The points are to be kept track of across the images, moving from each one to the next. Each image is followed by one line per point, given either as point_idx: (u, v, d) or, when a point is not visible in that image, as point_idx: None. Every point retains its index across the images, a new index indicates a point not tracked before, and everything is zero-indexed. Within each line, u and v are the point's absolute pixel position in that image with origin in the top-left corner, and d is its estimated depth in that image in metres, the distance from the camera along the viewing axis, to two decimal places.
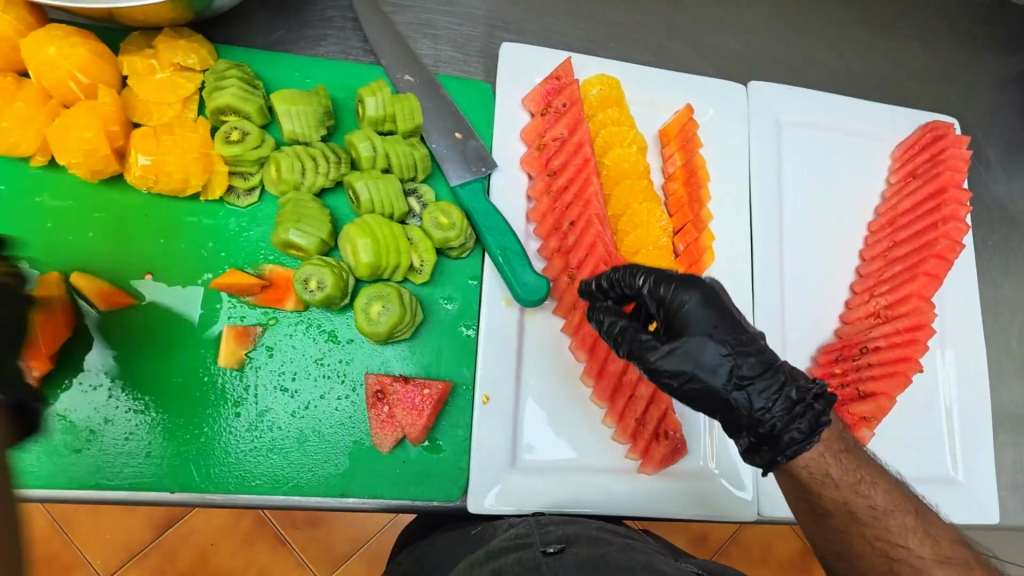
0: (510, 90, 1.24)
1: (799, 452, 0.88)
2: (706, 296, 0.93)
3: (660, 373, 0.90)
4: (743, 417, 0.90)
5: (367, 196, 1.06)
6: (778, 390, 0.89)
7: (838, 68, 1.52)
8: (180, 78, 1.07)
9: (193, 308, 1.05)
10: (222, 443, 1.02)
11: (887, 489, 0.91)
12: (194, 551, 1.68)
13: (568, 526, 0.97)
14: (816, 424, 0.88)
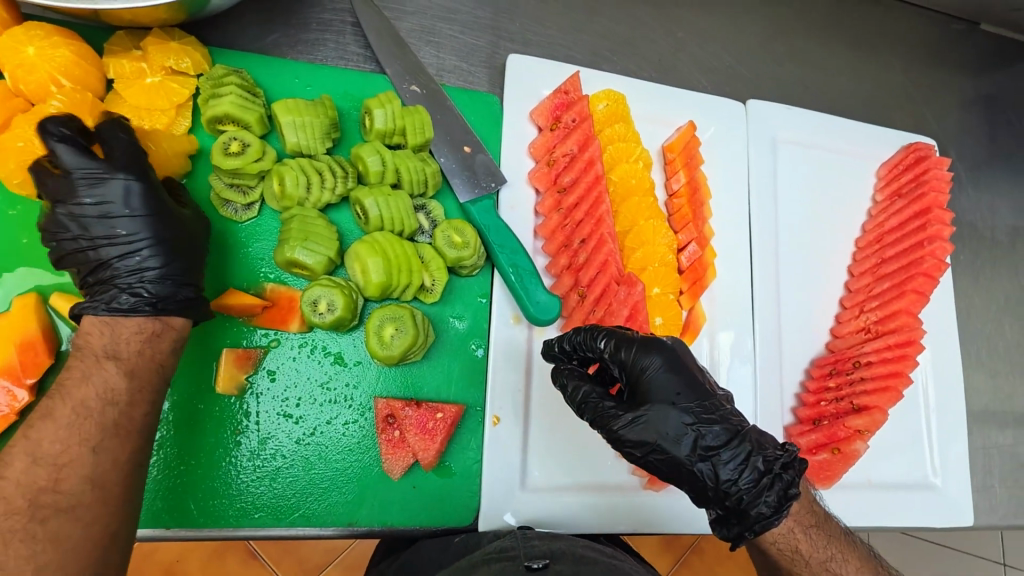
0: (517, 104, 1.22)
1: (766, 526, 0.87)
2: (669, 362, 0.92)
3: (624, 443, 0.89)
4: (709, 488, 0.89)
5: (376, 213, 1.02)
6: (744, 460, 0.88)
7: (826, 88, 1.57)
8: (171, 82, 1.00)
9: (189, 331, 0.99)
10: (220, 476, 0.97)
11: (858, 566, 0.91)
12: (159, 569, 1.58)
13: (555, 543, 0.95)
14: (784, 497, 0.87)
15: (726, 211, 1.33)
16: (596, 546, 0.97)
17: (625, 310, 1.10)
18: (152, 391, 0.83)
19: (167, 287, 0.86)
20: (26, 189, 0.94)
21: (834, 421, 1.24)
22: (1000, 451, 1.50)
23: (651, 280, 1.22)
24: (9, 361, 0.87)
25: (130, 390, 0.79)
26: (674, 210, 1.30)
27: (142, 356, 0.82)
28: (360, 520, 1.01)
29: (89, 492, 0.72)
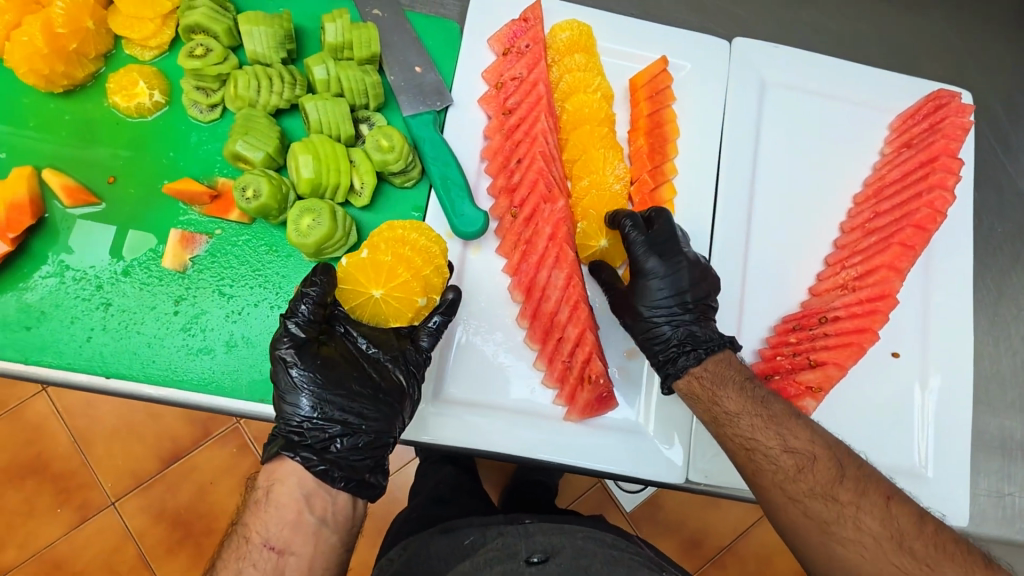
0: (477, 32, 1.24)
1: (673, 386, 1.07)
2: (666, 255, 1.09)
3: (287, 365, 0.96)
4: (368, 388, 0.98)
5: (315, 116, 1.09)
6: (387, 365, 1.01)
7: (845, 34, 1.41)
8: (429, 265, 1.04)
9: (150, 211, 1.12)
10: (156, 340, 1.08)
11: (741, 393, 1.02)
12: (194, 485, 1.95)
13: (557, 535, 1.09)
14: (353, 447, 0.96)
15: (696, 155, 1.26)
16: (595, 535, 1.09)
17: (548, 228, 1.10)
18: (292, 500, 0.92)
19: (322, 407, 0.96)
20: (32, 80, 1.10)
21: (786, 377, 1.13)
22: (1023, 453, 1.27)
23: (592, 211, 1.17)
24: None
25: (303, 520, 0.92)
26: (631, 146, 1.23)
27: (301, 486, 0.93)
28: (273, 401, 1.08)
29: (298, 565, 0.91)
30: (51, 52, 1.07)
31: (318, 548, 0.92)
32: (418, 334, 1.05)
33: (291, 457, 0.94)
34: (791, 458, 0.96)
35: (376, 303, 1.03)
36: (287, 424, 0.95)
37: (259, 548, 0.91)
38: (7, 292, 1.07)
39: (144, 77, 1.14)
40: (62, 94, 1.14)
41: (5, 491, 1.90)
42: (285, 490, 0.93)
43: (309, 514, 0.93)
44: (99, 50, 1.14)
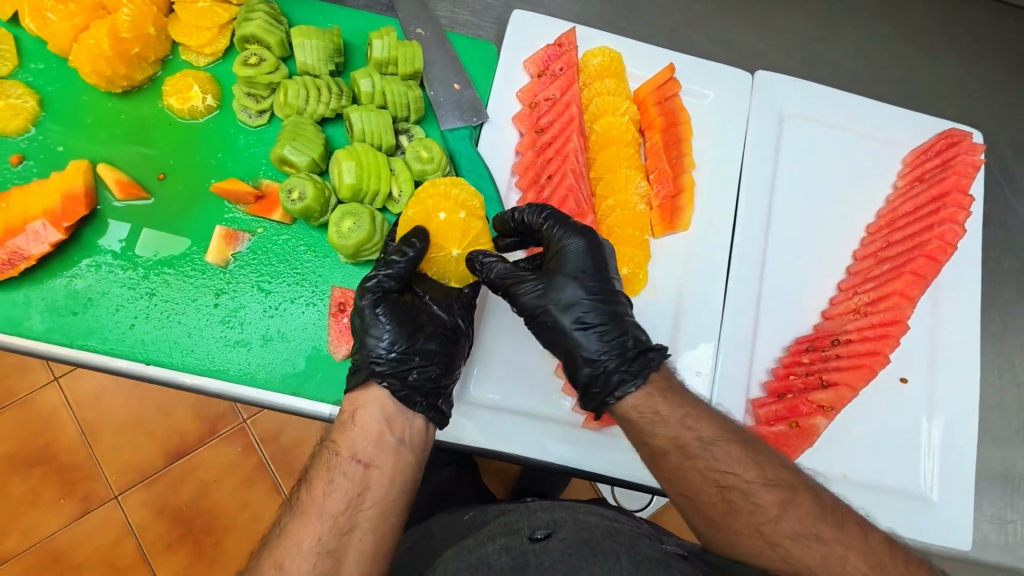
0: (514, 54, 1.31)
1: (613, 389, 0.97)
2: (590, 239, 1.03)
3: (370, 304, 1.00)
4: (440, 326, 1.04)
5: (360, 126, 1.15)
6: (454, 306, 1.07)
7: (861, 73, 1.49)
8: (475, 218, 1.08)
9: (197, 208, 1.17)
10: (195, 330, 1.12)
11: None
12: (196, 485, 1.98)
13: (558, 511, 1.10)
14: (433, 378, 1.01)
15: (715, 179, 1.32)
16: (598, 512, 1.10)
17: None
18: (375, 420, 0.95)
19: (406, 344, 1.00)
20: (94, 80, 1.16)
21: (798, 396, 1.16)
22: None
23: (614, 228, 1.23)
24: (53, 206, 1.10)
25: (383, 442, 0.94)
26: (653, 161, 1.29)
27: (383, 410, 0.97)
28: (304, 395, 1.12)
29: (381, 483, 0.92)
30: (115, 55, 1.13)
31: (400, 466, 0.94)
32: (461, 283, 1.11)
33: (377, 382, 0.98)
34: None
35: (446, 262, 1.09)
36: (371, 358, 0.99)
37: (347, 462, 0.93)
38: (56, 279, 1.12)
39: (199, 82, 1.20)
40: (119, 94, 1.21)
41: (12, 479, 1.93)
42: (370, 413, 0.96)
43: (384, 435, 0.94)
44: (158, 55, 1.21)
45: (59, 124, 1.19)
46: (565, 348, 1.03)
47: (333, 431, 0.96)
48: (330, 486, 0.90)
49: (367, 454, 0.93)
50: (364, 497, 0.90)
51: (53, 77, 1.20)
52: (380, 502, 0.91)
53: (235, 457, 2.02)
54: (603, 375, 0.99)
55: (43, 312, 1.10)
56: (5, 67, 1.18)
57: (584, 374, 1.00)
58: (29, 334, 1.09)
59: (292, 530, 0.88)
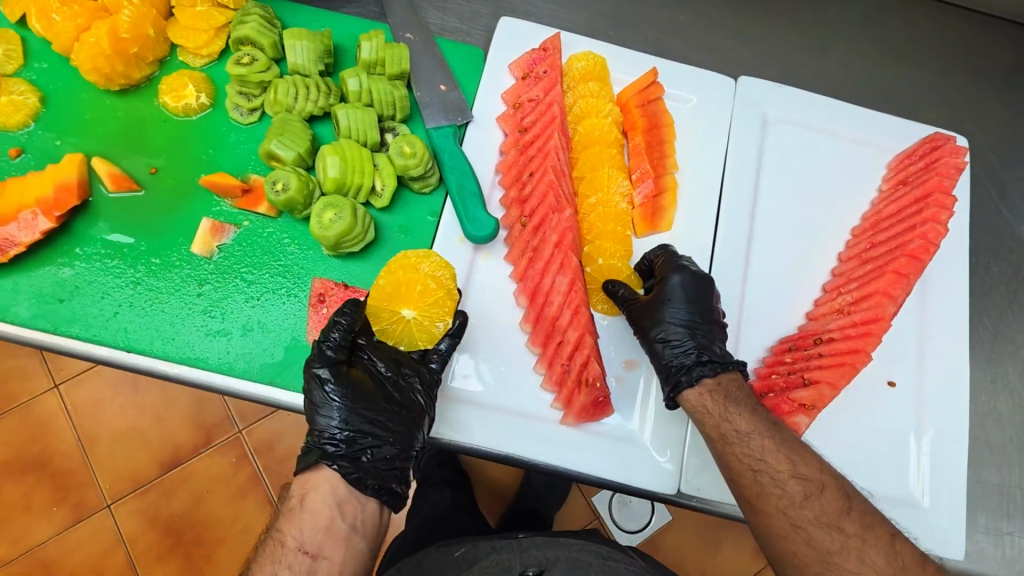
0: (499, 58, 1.35)
1: (682, 388, 1.09)
2: (694, 276, 1.15)
3: (316, 404, 1.01)
4: (392, 404, 1.03)
5: (345, 123, 1.18)
6: (408, 382, 1.06)
7: (845, 81, 1.51)
8: (445, 290, 1.09)
9: (186, 201, 1.20)
10: (178, 319, 1.13)
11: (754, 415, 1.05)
12: (190, 494, 1.97)
13: (552, 548, 1.07)
14: (383, 460, 1.00)
15: (698, 180, 1.33)
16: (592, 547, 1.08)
17: (555, 236, 1.17)
18: (324, 513, 0.96)
19: (353, 429, 1.00)
20: (93, 78, 1.21)
21: (780, 395, 1.16)
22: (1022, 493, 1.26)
23: (595, 227, 1.24)
24: (47, 195, 1.13)
25: (330, 532, 0.96)
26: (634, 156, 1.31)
27: (332, 494, 0.98)
28: (281, 385, 1.12)
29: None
30: (114, 53, 1.18)
31: (349, 554, 0.96)
32: (429, 356, 1.10)
33: (329, 465, 0.99)
34: (739, 435, 1.03)
35: (405, 324, 1.10)
36: (320, 440, 1.00)
37: (294, 552, 0.95)
38: (46, 267, 1.14)
39: (194, 81, 1.25)
40: (117, 92, 1.25)
41: (5, 485, 1.94)
42: (315, 500, 0.97)
43: (338, 525, 0.96)
44: (156, 55, 1.25)
45: (58, 120, 1.23)
46: (653, 347, 1.14)
47: (275, 524, 0.98)
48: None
49: (316, 544, 0.95)
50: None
51: (56, 76, 1.25)
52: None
53: (227, 469, 2.02)
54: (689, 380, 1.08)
55: (30, 299, 1.12)
56: (10, 66, 1.23)
57: (668, 366, 1.12)
58: (15, 321, 1.11)
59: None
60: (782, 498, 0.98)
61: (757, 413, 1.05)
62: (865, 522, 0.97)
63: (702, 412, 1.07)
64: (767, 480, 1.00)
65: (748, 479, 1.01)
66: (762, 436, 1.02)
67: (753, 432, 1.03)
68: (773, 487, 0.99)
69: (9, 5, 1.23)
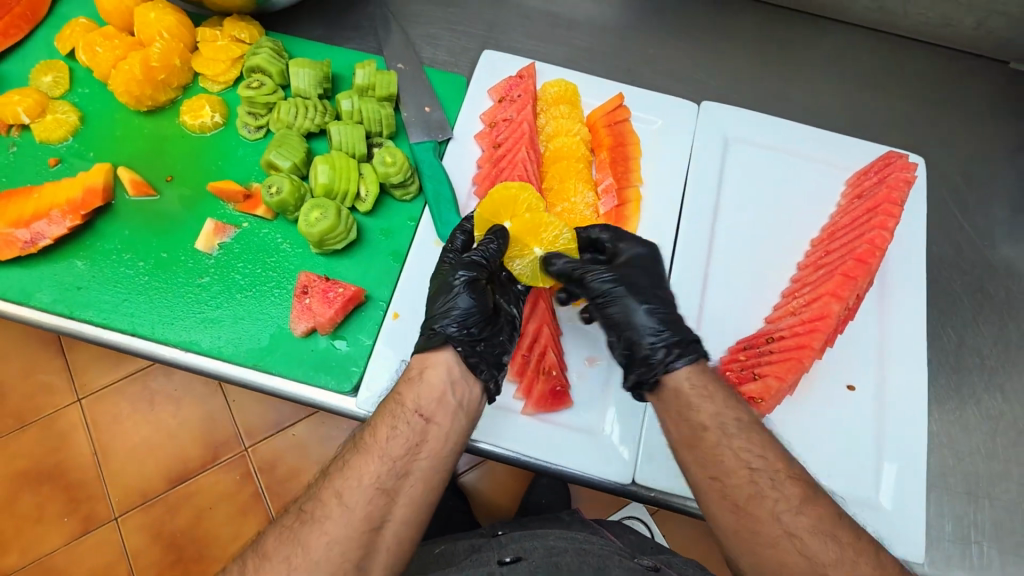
0: (480, 84, 1.50)
1: (657, 371, 1.07)
2: (649, 248, 1.21)
3: (453, 291, 1.13)
4: (502, 310, 1.18)
5: (337, 137, 1.34)
6: (510, 291, 1.22)
7: (807, 108, 1.61)
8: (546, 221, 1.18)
9: (195, 205, 1.35)
10: (177, 307, 1.26)
11: (750, 414, 1.02)
12: (193, 511, 2.05)
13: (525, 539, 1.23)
14: (497, 355, 1.11)
15: (661, 193, 1.43)
16: (562, 534, 1.23)
17: None
18: (441, 383, 1.03)
19: (474, 320, 1.11)
20: (125, 99, 1.39)
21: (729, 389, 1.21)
22: (992, 502, 1.25)
23: (560, 232, 1.34)
24: (75, 197, 1.30)
25: (443, 401, 1.01)
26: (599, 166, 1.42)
27: (450, 372, 1.05)
28: (264, 367, 1.22)
29: (434, 442, 0.98)
30: (144, 79, 1.37)
31: (454, 427, 1.00)
32: (514, 279, 1.24)
33: (450, 346, 1.08)
34: (738, 427, 0.99)
35: (530, 262, 1.18)
36: (451, 328, 1.09)
37: (410, 414, 0.99)
38: (69, 260, 1.29)
39: (210, 103, 1.41)
40: (146, 112, 1.44)
41: (25, 493, 2.07)
42: (439, 372, 1.04)
43: (447, 398, 1.02)
44: (180, 82, 1.44)
45: (93, 137, 1.41)
46: (626, 332, 1.13)
47: (402, 392, 1.02)
48: (392, 432, 0.97)
49: (433, 409, 1.00)
50: (420, 448, 0.97)
51: (95, 99, 1.44)
52: (434, 456, 0.97)
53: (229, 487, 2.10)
54: (667, 363, 1.07)
55: (52, 288, 1.27)
56: (58, 91, 1.43)
57: (640, 352, 1.10)
58: (38, 306, 1.25)
59: (355, 465, 0.94)
60: (778, 503, 0.91)
61: (753, 414, 1.03)
62: (861, 537, 0.89)
63: (696, 395, 1.03)
64: (765, 481, 0.93)
65: (739, 477, 0.94)
66: (755, 431, 0.99)
67: (745, 422, 1.00)
68: (771, 490, 0.92)
69: (63, 41, 1.44)
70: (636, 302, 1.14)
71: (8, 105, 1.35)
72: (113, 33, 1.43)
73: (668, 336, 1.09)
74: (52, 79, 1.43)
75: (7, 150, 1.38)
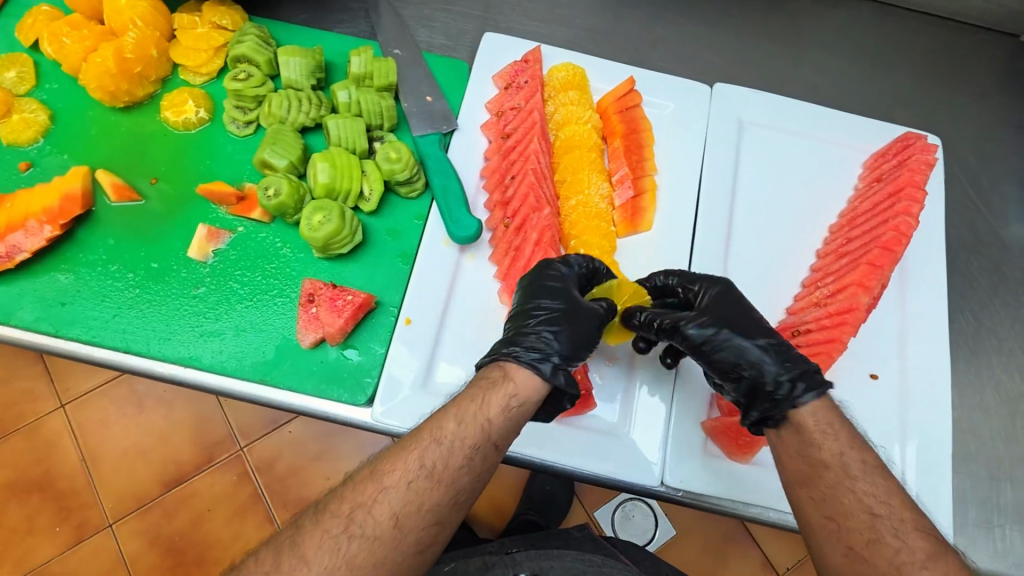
0: (483, 69, 1.42)
1: (794, 402, 0.99)
2: (720, 288, 1.12)
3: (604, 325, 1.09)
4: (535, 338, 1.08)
5: (334, 132, 1.25)
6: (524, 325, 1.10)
7: (820, 86, 1.55)
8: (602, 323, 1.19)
9: (184, 208, 1.26)
10: (170, 320, 1.16)
11: (862, 447, 0.94)
12: (192, 514, 1.99)
13: (544, 560, 1.21)
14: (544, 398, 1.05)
15: (677, 181, 1.37)
16: (583, 557, 1.21)
17: (536, 233, 1.21)
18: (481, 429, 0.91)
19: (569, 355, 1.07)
20: (98, 95, 1.28)
21: None
22: (1010, 483, 1.26)
23: (575, 225, 1.28)
24: (52, 204, 1.19)
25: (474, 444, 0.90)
26: (610, 151, 1.36)
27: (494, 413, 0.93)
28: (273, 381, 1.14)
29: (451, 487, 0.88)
30: (119, 72, 1.26)
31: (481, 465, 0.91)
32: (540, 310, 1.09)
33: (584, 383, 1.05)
34: (863, 471, 0.92)
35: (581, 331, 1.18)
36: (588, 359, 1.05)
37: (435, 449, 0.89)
38: (49, 273, 1.20)
39: (193, 97, 1.31)
40: (122, 109, 1.32)
41: (11, 505, 1.97)
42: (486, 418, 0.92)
43: (487, 435, 0.92)
44: (158, 74, 1.33)
45: (66, 136, 1.30)
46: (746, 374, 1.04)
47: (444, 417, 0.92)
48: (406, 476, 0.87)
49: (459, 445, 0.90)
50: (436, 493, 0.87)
51: (65, 96, 1.32)
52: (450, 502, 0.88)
53: (226, 490, 2.03)
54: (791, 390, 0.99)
55: (32, 305, 1.17)
56: (23, 87, 1.31)
57: (765, 387, 1.02)
58: (17, 325, 1.15)
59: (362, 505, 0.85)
60: (901, 552, 0.84)
61: (876, 453, 0.95)
62: None
63: (818, 433, 0.96)
64: (887, 528, 0.86)
65: (862, 521, 0.88)
66: (883, 475, 0.92)
67: (870, 465, 0.92)
68: (892, 539, 0.86)
69: (25, 32, 1.32)
70: (749, 343, 1.05)
71: None
72: (80, 22, 1.31)
73: (791, 366, 1.01)
74: (16, 75, 1.31)
75: None
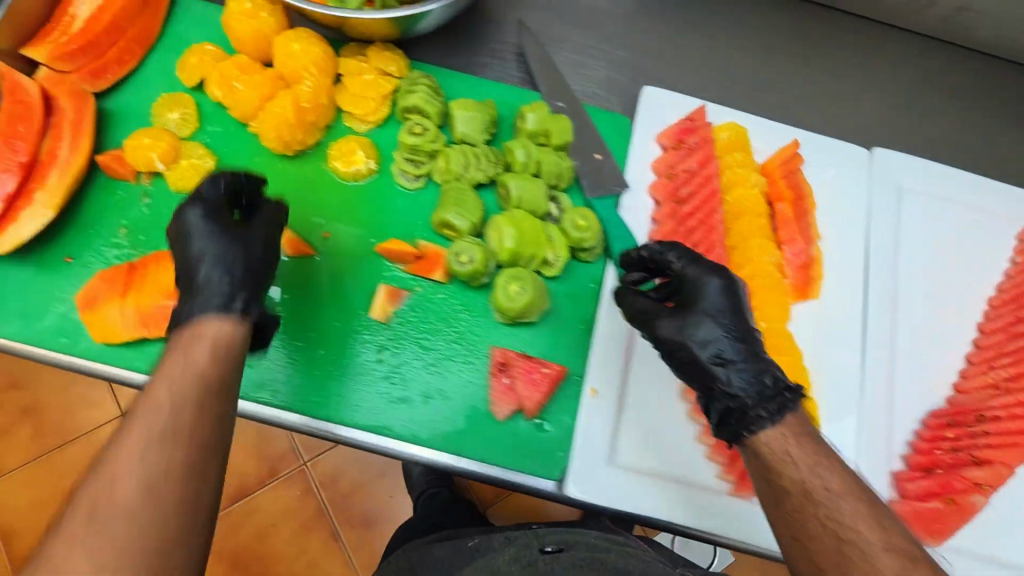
0: (647, 126, 1.39)
1: (756, 429, 0.97)
2: (726, 282, 1.06)
3: None
4: None
5: (516, 194, 1.23)
6: None
7: (971, 140, 1.52)
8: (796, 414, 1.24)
9: (361, 266, 1.24)
10: (357, 385, 1.18)
11: (844, 476, 0.92)
12: (255, 528, 1.89)
13: (563, 534, 1.22)
14: None
15: (841, 247, 1.38)
16: (607, 535, 1.20)
17: None
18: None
19: None
20: (273, 145, 1.25)
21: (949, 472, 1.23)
22: None
23: (759, 295, 1.29)
24: None
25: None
26: (776, 213, 1.36)
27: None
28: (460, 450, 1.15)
29: None
30: (296, 121, 1.23)
31: None
32: None
33: None
34: (828, 494, 0.90)
35: None
36: None
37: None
38: None
39: (362, 146, 1.28)
40: (289, 156, 1.29)
41: None
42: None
43: None
44: (325, 121, 1.29)
45: None
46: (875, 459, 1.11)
47: None
48: None
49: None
50: None
51: (230, 140, 1.28)
52: None
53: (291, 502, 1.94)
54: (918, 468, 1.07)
55: None
56: (187, 129, 1.26)
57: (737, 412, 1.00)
58: None
59: None
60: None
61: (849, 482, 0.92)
62: None
63: (778, 459, 0.94)
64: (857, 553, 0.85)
65: (828, 546, 0.87)
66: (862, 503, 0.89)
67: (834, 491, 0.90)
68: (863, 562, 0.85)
69: (187, 71, 1.26)
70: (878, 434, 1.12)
71: (140, 150, 1.20)
72: (247, 63, 1.25)
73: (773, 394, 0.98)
74: (179, 116, 1.25)
75: (138, 202, 1.23)
